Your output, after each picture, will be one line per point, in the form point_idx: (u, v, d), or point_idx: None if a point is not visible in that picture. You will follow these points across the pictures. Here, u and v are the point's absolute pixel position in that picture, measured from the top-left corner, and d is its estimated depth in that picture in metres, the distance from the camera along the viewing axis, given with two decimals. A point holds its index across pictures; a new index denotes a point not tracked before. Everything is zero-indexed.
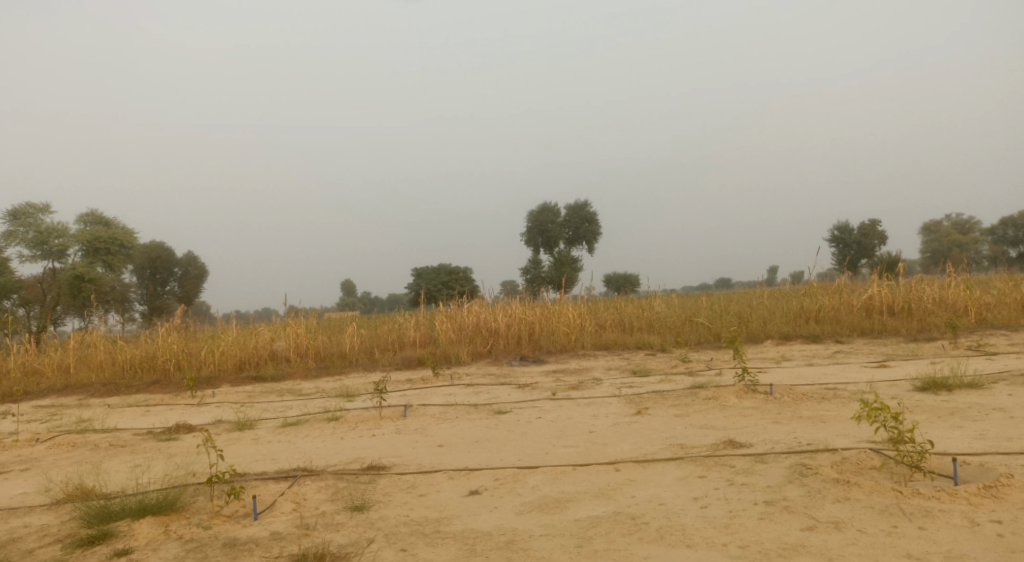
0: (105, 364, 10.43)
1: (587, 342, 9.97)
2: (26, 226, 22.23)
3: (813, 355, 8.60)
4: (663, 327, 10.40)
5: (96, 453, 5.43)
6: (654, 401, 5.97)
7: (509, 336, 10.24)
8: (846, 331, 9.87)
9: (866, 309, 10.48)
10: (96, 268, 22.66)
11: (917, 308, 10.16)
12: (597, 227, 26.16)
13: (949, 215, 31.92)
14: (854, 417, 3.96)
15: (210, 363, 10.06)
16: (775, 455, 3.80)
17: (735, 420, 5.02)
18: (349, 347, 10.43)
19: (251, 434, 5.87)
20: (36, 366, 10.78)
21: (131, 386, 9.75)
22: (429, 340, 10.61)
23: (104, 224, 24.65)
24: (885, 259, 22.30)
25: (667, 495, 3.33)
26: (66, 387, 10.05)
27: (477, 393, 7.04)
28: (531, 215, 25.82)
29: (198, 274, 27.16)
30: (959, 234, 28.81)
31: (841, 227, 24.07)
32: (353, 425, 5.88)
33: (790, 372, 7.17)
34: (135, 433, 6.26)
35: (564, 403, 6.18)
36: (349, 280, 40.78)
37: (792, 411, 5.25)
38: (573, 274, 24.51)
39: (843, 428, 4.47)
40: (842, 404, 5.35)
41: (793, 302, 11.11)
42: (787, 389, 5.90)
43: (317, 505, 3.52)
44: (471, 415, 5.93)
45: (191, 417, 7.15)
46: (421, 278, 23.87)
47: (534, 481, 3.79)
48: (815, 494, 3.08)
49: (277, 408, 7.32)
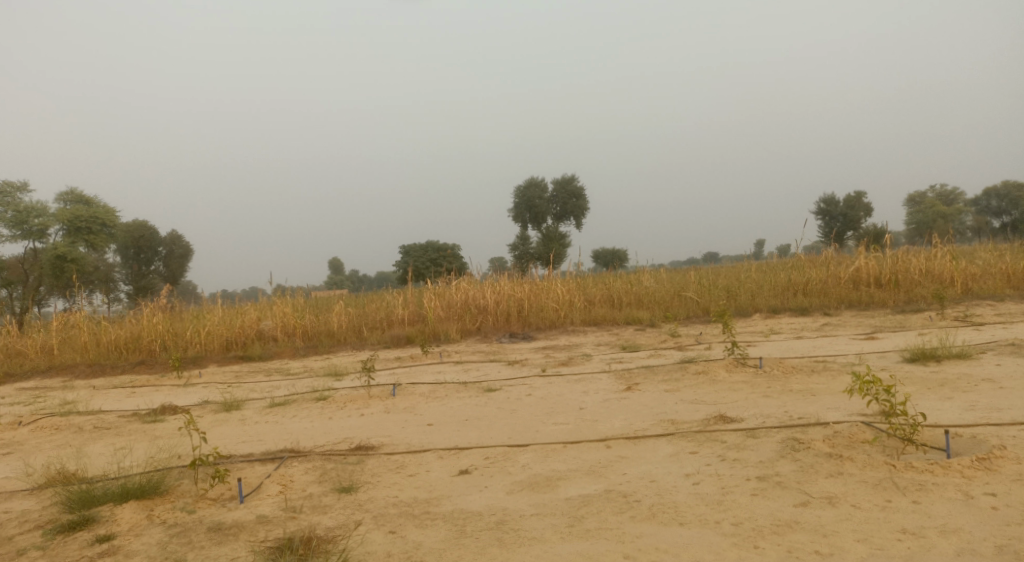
0: (90, 345, 10.30)
1: (577, 318, 9.94)
2: (5, 206, 21.85)
3: (802, 328, 8.61)
4: (651, 302, 10.38)
5: (80, 436, 5.35)
6: (645, 376, 5.95)
7: (498, 313, 10.18)
8: (835, 304, 9.89)
9: (854, 281, 10.50)
10: (78, 247, 22.35)
11: (904, 280, 10.19)
12: (585, 203, 26.07)
13: (934, 186, 32.05)
14: (845, 390, 3.94)
15: (197, 344, 9.96)
16: (767, 430, 3.78)
17: (726, 395, 5.01)
18: (337, 325, 10.35)
19: (238, 415, 5.81)
20: (19, 347, 10.63)
21: (117, 367, 9.63)
22: (417, 318, 10.54)
23: (86, 203, 24.29)
24: (871, 231, 22.39)
25: (659, 472, 3.29)
26: (50, 368, 9.92)
27: (467, 371, 7.00)
28: (519, 191, 25.67)
29: (182, 254, 26.90)
30: (945, 206, 28.96)
31: (828, 199, 24.09)
32: (342, 404, 5.82)
33: (779, 346, 7.17)
34: (120, 415, 6.17)
35: (553, 379, 6.15)
36: (336, 259, 40.54)
37: (782, 384, 5.24)
38: (562, 250, 24.45)
39: (834, 402, 4.46)
40: (832, 377, 5.35)
41: (782, 275, 11.12)
42: (777, 363, 5.89)
43: (304, 487, 3.47)
44: (460, 393, 5.88)
45: (178, 398, 7.07)
46: (409, 256, 23.75)
47: (524, 460, 3.75)
48: (808, 469, 3.06)
49: (264, 388, 7.24)
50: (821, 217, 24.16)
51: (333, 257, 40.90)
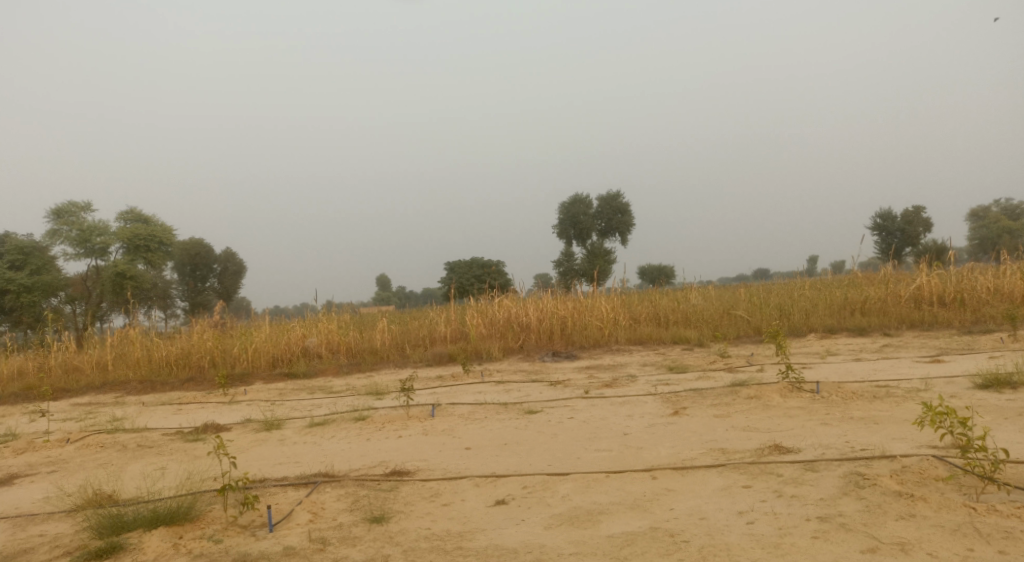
0: (141, 361, 10.46)
1: (622, 337, 9.69)
2: (69, 225, 22.64)
3: (860, 349, 8.21)
4: (700, 320, 10.06)
5: (122, 455, 5.35)
6: (693, 400, 5.67)
7: (541, 331, 10.00)
8: (895, 323, 9.42)
9: (915, 300, 10.02)
10: (136, 265, 22.98)
11: (970, 299, 9.67)
12: (631, 219, 25.76)
13: (998, 200, 30.76)
14: (914, 422, 3.64)
15: (243, 361, 10.02)
16: (828, 463, 3.50)
17: (780, 422, 4.73)
18: (380, 343, 10.30)
19: (277, 435, 5.75)
20: (75, 363, 10.85)
21: (166, 383, 9.75)
22: (460, 335, 10.43)
23: (144, 222, 25.04)
24: (931, 247, 21.53)
25: (709, 509, 3.06)
26: (103, 384, 10.09)
27: (508, 391, 6.82)
28: (564, 207, 25.50)
29: (236, 270, 27.49)
30: (1010, 221, 27.73)
31: (884, 214, 23.26)
32: (380, 425, 5.71)
33: (836, 368, 6.82)
34: (163, 433, 6.18)
35: (597, 401, 5.93)
36: (384, 276, 40.86)
37: (841, 411, 4.93)
38: (608, 266, 24.17)
39: (900, 432, 4.15)
40: (896, 405, 5.01)
41: (837, 293, 10.68)
42: (835, 387, 5.57)
43: (335, 516, 3.34)
44: (501, 415, 5.71)
45: (220, 416, 7.06)
46: (454, 272, 23.78)
47: (565, 490, 3.55)
48: (875, 509, 2.80)
49: (305, 407, 7.19)
50: (877, 232, 23.33)
51: (380, 274, 41.24)
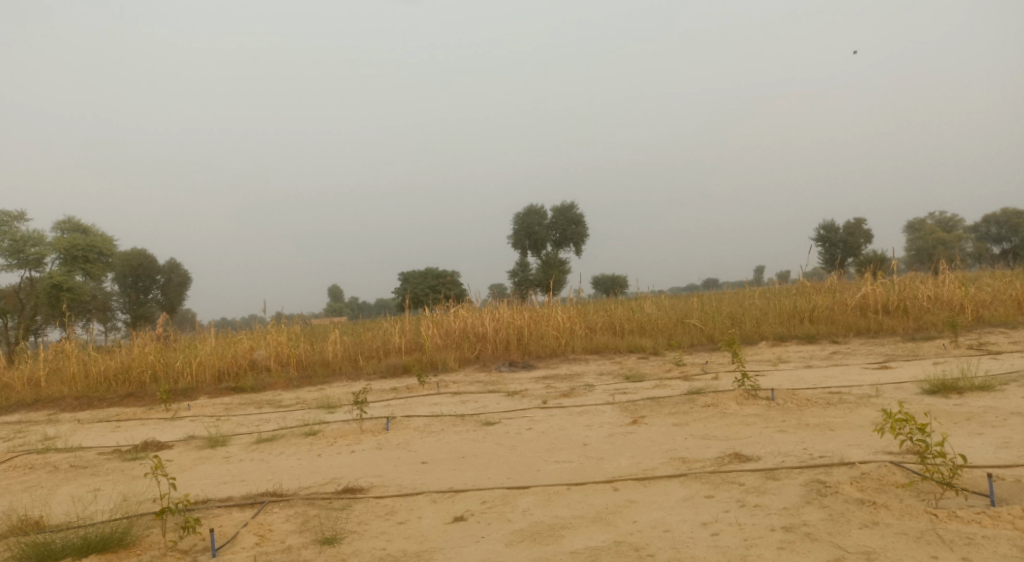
0: (78, 377, 9.98)
1: (578, 346, 9.65)
2: (2, 235, 21.64)
3: (811, 356, 8.34)
4: (654, 329, 10.10)
5: (53, 477, 5.03)
6: (651, 408, 5.64)
7: (497, 341, 9.89)
8: (843, 331, 9.61)
9: (861, 308, 10.25)
10: (74, 276, 22.09)
11: (913, 307, 9.94)
12: (584, 229, 25.90)
13: (934, 212, 31.97)
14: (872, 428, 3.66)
15: (188, 375, 9.64)
16: (789, 471, 3.48)
17: (738, 430, 4.72)
18: (332, 355, 10.05)
19: (223, 452, 5.50)
20: (6, 379, 10.29)
21: (104, 399, 9.31)
22: (414, 346, 10.24)
23: (83, 232, 24.13)
24: (872, 257, 22.19)
25: (674, 520, 3.00)
26: (36, 401, 9.59)
27: (464, 403, 6.69)
28: (517, 218, 25.50)
29: (181, 281, 26.68)
30: (944, 232, 28.83)
31: (828, 225, 23.90)
32: (332, 439, 5.52)
33: (789, 376, 6.88)
34: (99, 452, 5.86)
35: (555, 412, 5.84)
36: (336, 287, 40.08)
37: (797, 418, 4.95)
38: (562, 276, 24.24)
39: (856, 439, 4.17)
40: (849, 411, 5.05)
41: (786, 301, 10.86)
42: (789, 394, 5.60)
43: (283, 538, 3.16)
44: (457, 427, 5.58)
45: (162, 433, 6.75)
46: (408, 283, 23.51)
47: (525, 504, 3.45)
48: (839, 518, 2.77)
49: (253, 422, 6.92)
50: (821, 243, 23.96)
51: (331, 285, 40.48)
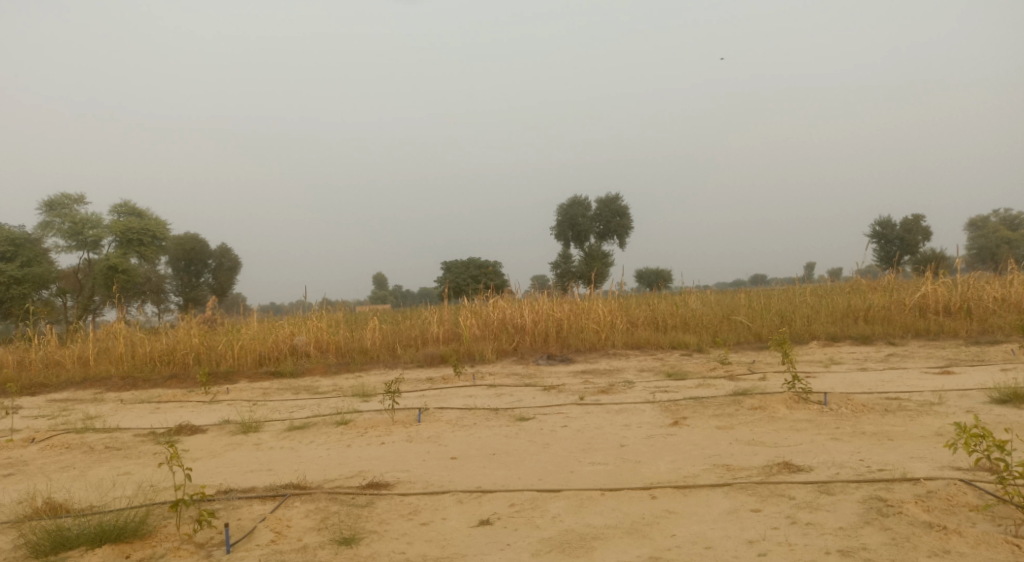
0: (124, 357, 10.10)
1: (618, 341, 9.38)
2: (62, 216, 22.31)
3: (866, 358, 7.91)
4: (699, 325, 9.76)
5: (87, 458, 5.03)
6: (694, 409, 5.36)
7: (536, 333, 9.68)
8: (900, 332, 9.12)
9: (920, 309, 9.73)
10: (129, 259, 22.66)
11: (976, 308, 9.40)
12: (629, 221, 25.45)
13: (997, 210, 30.54)
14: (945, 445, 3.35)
15: (230, 359, 9.67)
16: (844, 484, 3.20)
17: (787, 436, 4.42)
18: (371, 342, 9.97)
19: (253, 439, 5.42)
20: (57, 357, 10.48)
21: (149, 380, 9.40)
22: (453, 336, 10.09)
23: (138, 215, 24.77)
24: (930, 256, 21.28)
25: (715, 535, 2.76)
26: (84, 379, 9.73)
27: (499, 396, 6.50)
28: (561, 209, 25.20)
29: (232, 266, 27.00)
30: (1008, 231, 27.55)
31: (883, 221, 23.01)
32: (362, 429, 5.39)
33: (842, 378, 6.51)
34: (135, 434, 5.85)
35: (593, 409, 5.61)
36: (381, 274, 40.22)
37: (853, 425, 4.62)
38: (605, 268, 23.87)
39: (920, 452, 3.85)
40: (910, 419, 4.71)
41: (839, 300, 10.39)
42: (844, 399, 5.26)
43: (300, 536, 3.03)
44: (491, 422, 5.40)
45: (197, 417, 6.73)
46: (450, 272, 23.46)
47: (555, 510, 3.24)
48: (904, 544, 2.51)
49: (287, 408, 6.86)
50: (876, 240, 23.05)
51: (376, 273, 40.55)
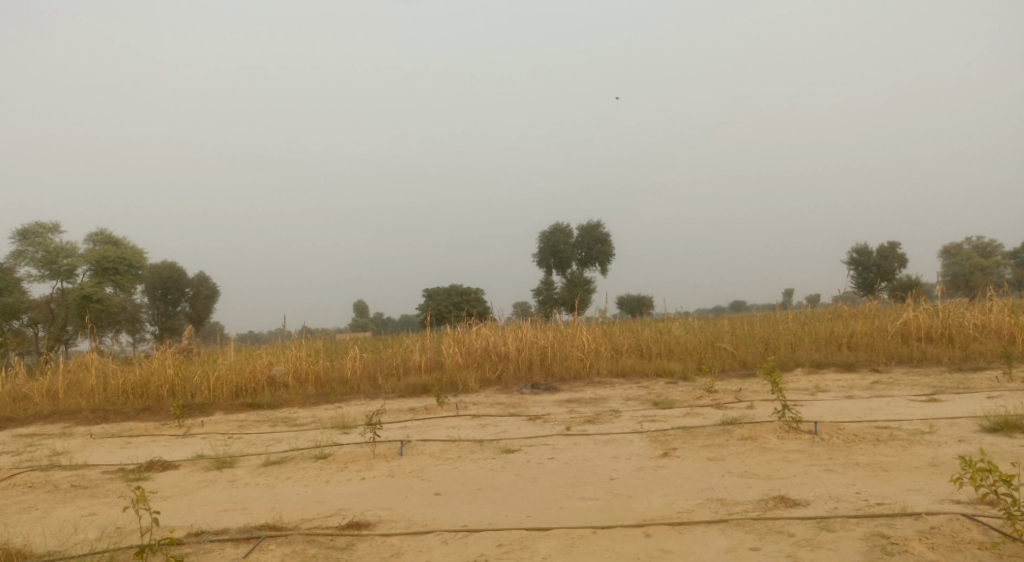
0: (96, 390, 9.79)
1: (603, 369, 9.25)
2: (35, 245, 21.88)
3: (851, 385, 7.86)
4: (683, 352, 9.67)
5: (51, 498, 4.79)
6: (683, 440, 5.25)
7: (520, 361, 9.54)
8: (884, 359, 9.10)
9: (902, 335, 9.73)
10: (104, 288, 22.24)
11: (958, 335, 9.42)
12: (610, 248, 25.49)
13: (970, 238, 31.02)
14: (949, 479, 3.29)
15: (205, 390, 9.41)
16: (844, 520, 3.10)
17: (780, 468, 4.32)
18: (351, 372, 9.76)
19: (228, 475, 5.21)
20: (26, 391, 10.13)
21: (121, 413, 9.10)
22: (435, 365, 9.92)
23: (114, 244, 24.41)
24: (907, 283, 21.49)
25: None
26: (53, 413, 9.40)
27: (484, 427, 6.34)
28: (542, 236, 25.20)
29: (210, 294, 26.57)
30: (982, 258, 27.95)
31: (860, 248, 23.24)
32: (342, 464, 5.21)
33: (829, 406, 6.44)
34: (104, 471, 5.61)
35: (580, 440, 5.48)
36: (361, 302, 39.85)
37: (846, 456, 4.54)
38: (586, 295, 23.83)
39: (917, 484, 3.77)
40: (903, 449, 4.63)
41: (821, 326, 10.38)
42: (835, 429, 5.18)
43: None
44: (475, 454, 5.24)
45: (170, 452, 6.49)
46: (432, 300, 23.28)
47: (546, 551, 3.11)
48: None
49: (264, 442, 6.65)
50: (854, 267, 23.25)
51: (357, 301, 40.13)
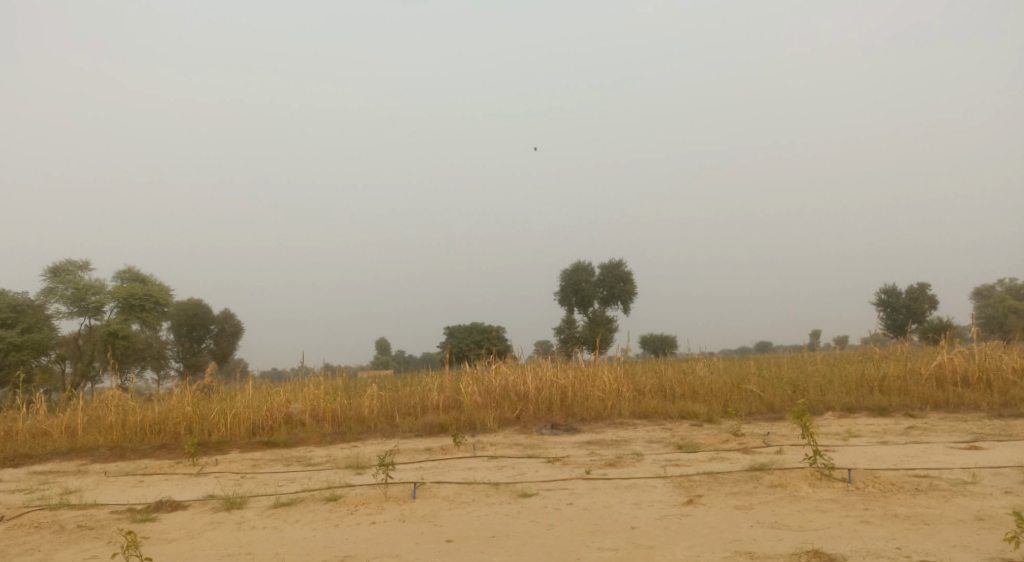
0: (114, 427, 9.71)
1: (625, 411, 8.99)
2: (65, 283, 22.23)
3: (885, 431, 7.54)
4: (708, 394, 9.38)
5: (54, 539, 4.66)
6: (709, 486, 5.00)
7: (539, 402, 9.32)
8: (919, 404, 8.74)
9: (937, 378, 9.37)
10: (130, 325, 22.47)
11: (996, 379, 9.03)
12: (634, 287, 25.25)
13: (1002, 280, 30.28)
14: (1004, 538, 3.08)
15: (222, 428, 9.29)
16: None
17: (813, 518, 4.07)
18: (368, 411, 9.60)
19: (236, 517, 5.05)
20: (45, 427, 10.08)
21: (137, 450, 8.99)
22: (453, 405, 9.73)
23: (141, 281, 24.73)
24: (939, 325, 20.94)
25: None
26: (70, 450, 9.32)
27: (501, 469, 6.12)
28: (565, 274, 25.06)
29: (234, 332, 26.68)
30: (1015, 301, 27.23)
31: (888, 289, 22.75)
32: (352, 506, 5.03)
33: (862, 452, 6.13)
34: (111, 511, 5.47)
35: (600, 485, 5.24)
36: (382, 339, 39.79)
37: (883, 506, 4.27)
38: (609, 334, 23.54)
39: (963, 540, 3.52)
40: (945, 500, 4.35)
41: (851, 369, 10.04)
42: (870, 477, 4.90)
43: None
44: (491, 499, 5.03)
45: (181, 491, 6.34)
46: (453, 337, 23.14)
47: None
48: None
49: (276, 482, 6.48)
50: (882, 309, 22.73)
51: (379, 338, 39.99)
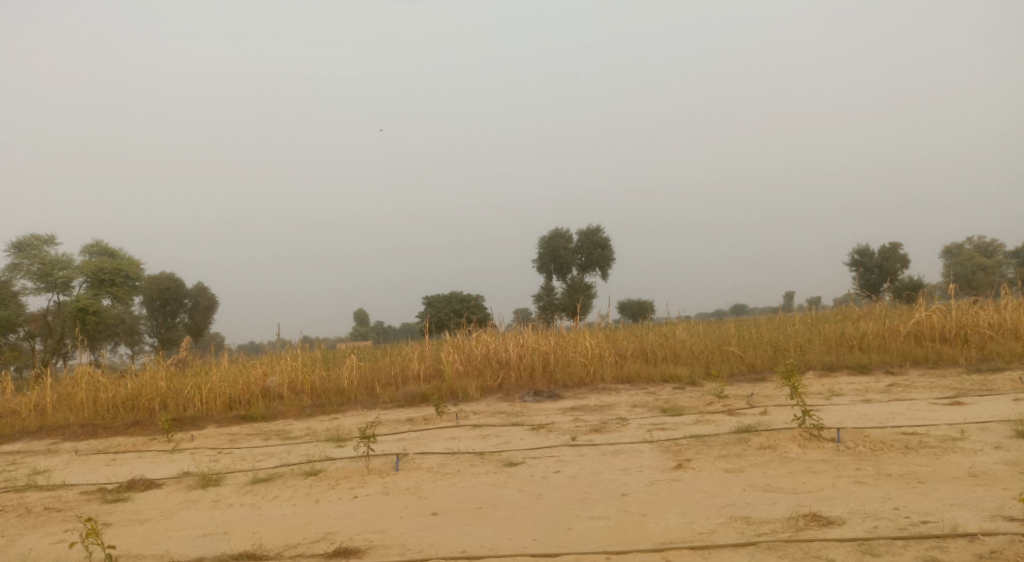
0: (85, 404, 9.42)
1: (607, 375, 8.91)
2: (31, 258, 21.59)
3: (866, 389, 7.53)
4: (690, 356, 9.33)
5: (20, 523, 4.45)
6: (698, 449, 4.91)
7: (521, 369, 9.20)
8: (899, 361, 8.76)
9: (915, 336, 9.39)
10: (100, 301, 21.95)
11: (974, 335, 9.06)
12: (611, 253, 25.17)
13: (971, 239, 30.69)
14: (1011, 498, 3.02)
15: (198, 403, 9.06)
16: None
17: (805, 480, 3.98)
18: (347, 382, 9.41)
19: (212, 495, 4.87)
20: (13, 406, 9.77)
21: (110, 428, 8.74)
22: (434, 374, 9.58)
23: (110, 255, 24.12)
24: (911, 284, 21.15)
25: None
26: (39, 429, 9.03)
27: (485, 437, 5.99)
28: (542, 241, 24.88)
29: (209, 305, 26.17)
30: (984, 258, 27.61)
31: (861, 249, 22.90)
32: (333, 481, 4.87)
33: (847, 411, 6.09)
34: (81, 492, 5.26)
35: (587, 451, 5.13)
36: (360, 311, 39.46)
37: (876, 465, 4.20)
38: (587, 301, 23.48)
39: (960, 497, 3.46)
40: (937, 457, 4.30)
41: (830, 328, 10.04)
42: (860, 436, 4.84)
43: None
44: (476, 469, 4.89)
45: (155, 469, 6.13)
46: (432, 307, 22.94)
47: None
48: None
49: (254, 457, 6.29)
50: (857, 268, 22.90)
51: (357, 310, 39.58)
